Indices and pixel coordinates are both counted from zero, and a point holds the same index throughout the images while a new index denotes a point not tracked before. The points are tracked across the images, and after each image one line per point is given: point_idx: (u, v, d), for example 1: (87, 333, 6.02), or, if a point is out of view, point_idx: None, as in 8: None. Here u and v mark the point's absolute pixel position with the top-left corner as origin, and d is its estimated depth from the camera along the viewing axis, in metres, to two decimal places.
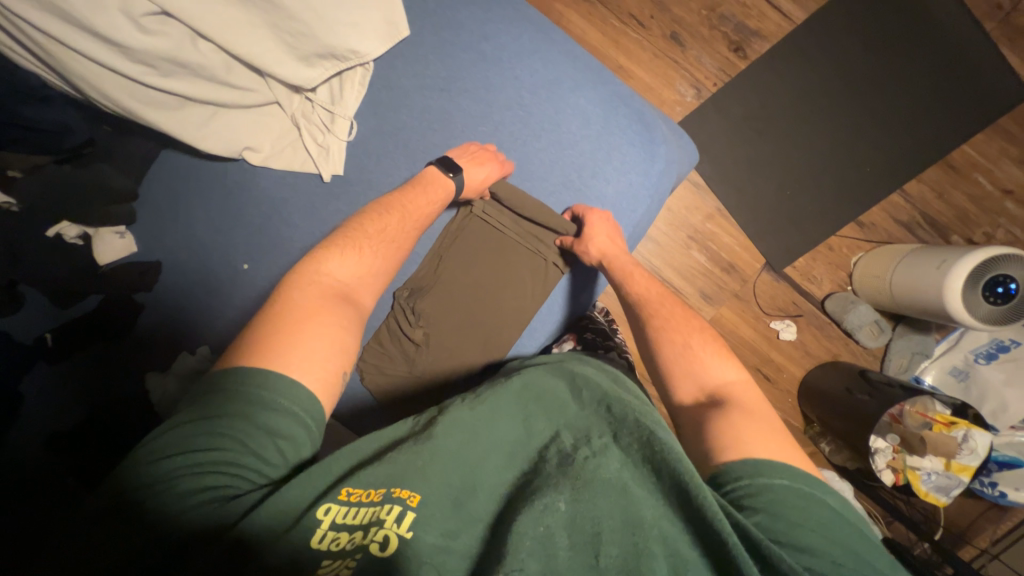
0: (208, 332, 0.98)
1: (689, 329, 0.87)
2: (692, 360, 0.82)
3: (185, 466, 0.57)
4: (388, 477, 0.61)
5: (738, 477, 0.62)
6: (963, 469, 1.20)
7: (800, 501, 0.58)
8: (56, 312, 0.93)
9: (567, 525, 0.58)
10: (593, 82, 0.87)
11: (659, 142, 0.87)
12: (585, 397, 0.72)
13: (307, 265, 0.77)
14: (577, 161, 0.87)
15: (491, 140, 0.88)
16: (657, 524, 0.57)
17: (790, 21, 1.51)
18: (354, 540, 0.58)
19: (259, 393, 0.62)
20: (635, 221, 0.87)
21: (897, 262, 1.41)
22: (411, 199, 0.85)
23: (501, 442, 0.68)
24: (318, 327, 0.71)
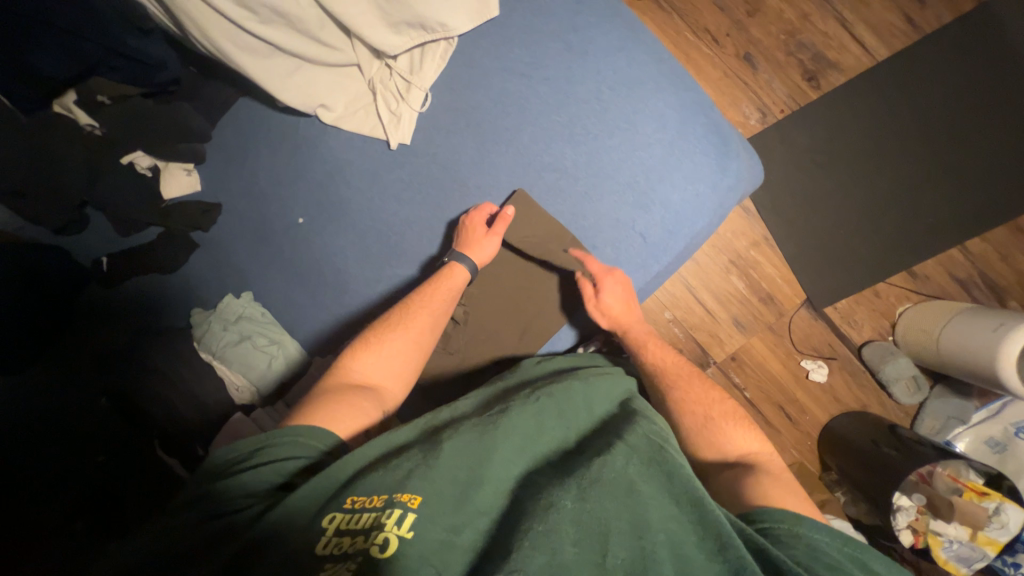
0: (255, 279, 1.01)
1: (707, 396, 0.84)
2: (710, 429, 0.80)
3: (217, 488, 0.60)
4: (389, 482, 0.58)
5: (781, 520, 0.60)
6: (989, 543, 1.15)
7: (838, 554, 0.56)
8: (118, 240, 1.02)
9: (573, 521, 0.55)
10: (676, 87, 0.86)
11: (732, 155, 0.85)
12: (591, 414, 0.75)
13: (340, 361, 0.81)
14: (647, 162, 0.85)
15: (562, 129, 0.87)
16: (662, 527, 0.55)
17: (871, 57, 1.50)
18: (355, 544, 0.54)
19: (280, 437, 0.64)
20: (696, 232, 0.86)
21: (948, 319, 1.36)
22: (425, 293, 0.86)
23: (513, 439, 0.66)
24: (340, 409, 0.71)
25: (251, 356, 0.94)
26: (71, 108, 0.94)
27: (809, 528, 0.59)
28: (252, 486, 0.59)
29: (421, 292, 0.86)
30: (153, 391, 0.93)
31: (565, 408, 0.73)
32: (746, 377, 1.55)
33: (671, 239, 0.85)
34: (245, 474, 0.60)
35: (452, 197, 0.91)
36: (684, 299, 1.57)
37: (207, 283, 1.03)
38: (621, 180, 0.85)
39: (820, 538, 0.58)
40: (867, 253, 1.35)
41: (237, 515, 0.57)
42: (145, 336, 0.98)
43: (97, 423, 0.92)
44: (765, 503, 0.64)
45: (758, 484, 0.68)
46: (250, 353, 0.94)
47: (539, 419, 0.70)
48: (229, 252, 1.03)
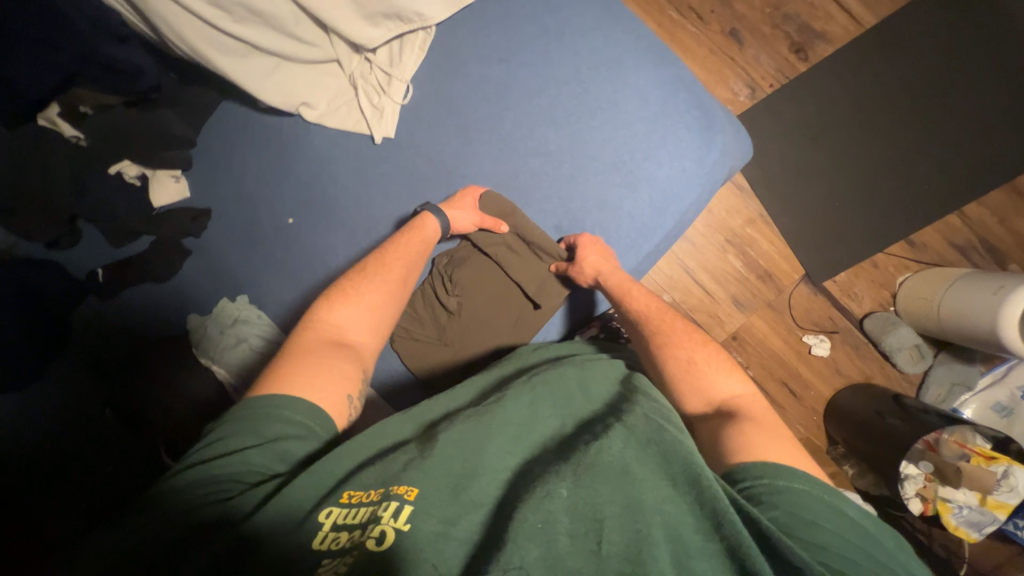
0: (248, 282, 1.01)
1: (691, 340, 0.82)
2: (700, 375, 0.78)
3: (208, 469, 0.60)
4: (385, 476, 0.59)
5: (762, 478, 0.59)
6: (999, 506, 1.15)
7: (818, 505, 0.56)
8: (111, 249, 1.03)
9: (568, 510, 0.55)
10: (657, 63, 0.85)
11: (716, 129, 0.84)
12: (589, 393, 0.75)
13: (315, 316, 0.79)
14: (632, 141, 0.84)
15: (545, 113, 0.86)
16: (659, 509, 0.55)
17: (858, 24, 1.48)
18: (352, 537, 0.55)
19: (266, 407, 0.65)
20: (685, 208, 0.85)
21: (948, 285, 1.35)
22: (402, 248, 0.86)
23: (509, 429, 0.66)
24: (328, 364, 0.72)
25: (246, 359, 0.94)
26: (54, 122, 0.95)
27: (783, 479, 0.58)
28: (246, 471, 0.60)
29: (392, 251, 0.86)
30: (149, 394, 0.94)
31: (562, 386, 0.74)
32: (748, 355, 1.54)
33: (661, 217, 0.84)
34: (235, 459, 0.60)
35: (438, 188, 0.91)
36: (681, 280, 1.56)
37: (199, 288, 1.02)
38: (606, 161, 0.84)
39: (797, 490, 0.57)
40: (864, 224, 1.34)
41: (233, 504, 0.57)
42: (139, 345, 0.99)
43: (104, 431, 0.95)
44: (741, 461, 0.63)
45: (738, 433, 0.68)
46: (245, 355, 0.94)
47: (535, 400, 0.70)
48: (223, 257, 1.03)
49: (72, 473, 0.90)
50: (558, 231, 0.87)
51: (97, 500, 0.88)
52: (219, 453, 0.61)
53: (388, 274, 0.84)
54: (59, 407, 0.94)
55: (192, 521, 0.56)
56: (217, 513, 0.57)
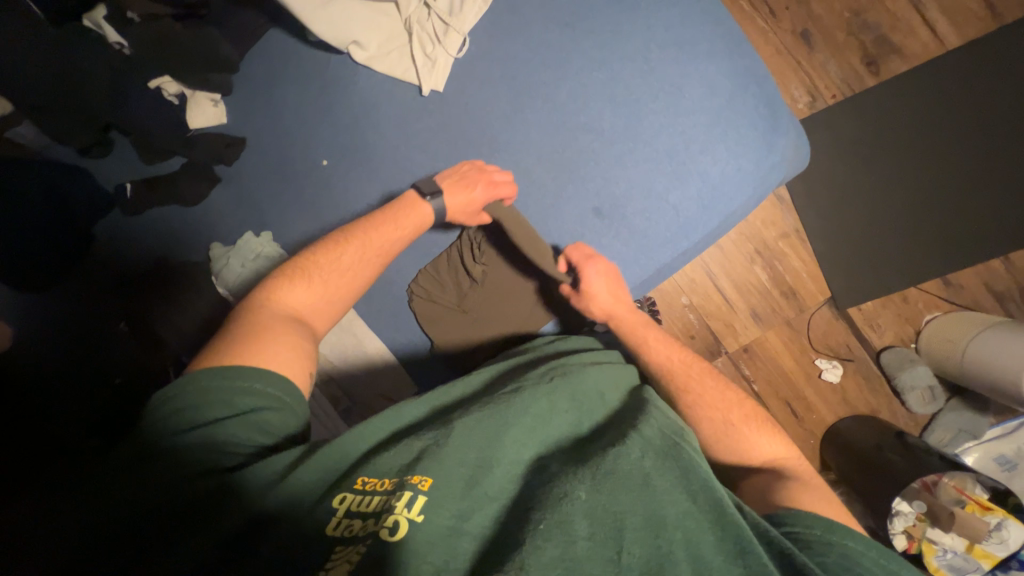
0: (273, 219, 1.00)
1: (724, 399, 0.79)
2: (733, 435, 0.76)
3: (185, 437, 0.60)
4: (400, 463, 0.59)
5: (822, 526, 0.58)
6: (985, 556, 1.16)
7: (874, 568, 0.55)
8: (141, 166, 1.02)
9: (587, 514, 0.54)
10: (730, 50, 0.81)
11: (780, 132, 0.80)
12: (603, 395, 0.74)
13: (267, 293, 0.77)
14: (689, 130, 0.80)
15: (604, 89, 0.82)
16: (680, 524, 0.55)
17: (940, 43, 1.40)
18: (366, 527, 0.53)
19: (225, 383, 0.64)
20: (733, 209, 0.81)
21: (977, 331, 1.31)
22: (379, 233, 0.83)
23: (525, 421, 0.65)
24: (289, 345, 0.72)
25: None
26: (99, 25, 0.91)
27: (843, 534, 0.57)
28: (226, 442, 0.60)
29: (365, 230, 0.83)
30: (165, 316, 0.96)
31: (574, 384, 0.72)
32: (756, 369, 1.52)
33: (705, 213, 0.81)
34: (207, 431, 0.60)
35: (480, 150, 0.88)
36: (702, 285, 1.53)
37: (224, 218, 1.01)
38: (659, 147, 0.80)
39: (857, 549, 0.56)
40: (903, 255, 1.30)
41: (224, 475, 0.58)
42: (154, 267, 1.00)
43: (116, 346, 0.97)
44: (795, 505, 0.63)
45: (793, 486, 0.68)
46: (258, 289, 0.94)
47: (551, 398, 0.69)
48: (251, 190, 1.01)
49: (87, 382, 0.94)
50: (594, 213, 0.83)
51: (110, 411, 0.92)
52: (189, 424, 0.61)
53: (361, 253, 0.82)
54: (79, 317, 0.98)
55: (184, 488, 0.56)
56: (204, 482, 0.56)
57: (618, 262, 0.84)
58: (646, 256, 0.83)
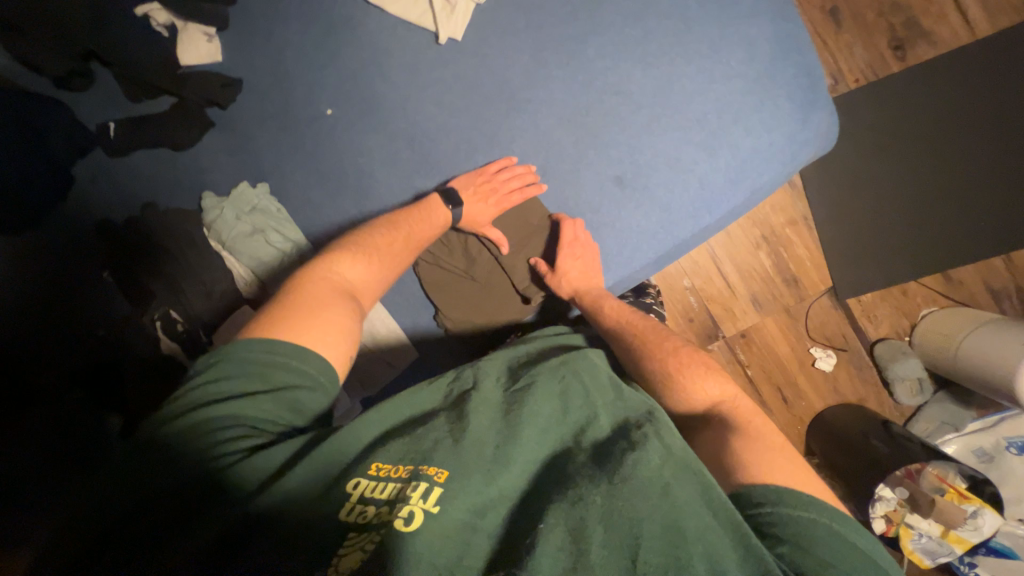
0: (270, 170, 0.94)
1: (669, 346, 0.75)
2: (684, 378, 0.72)
3: (194, 419, 0.57)
4: (416, 451, 0.58)
5: (777, 502, 0.55)
6: (958, 541, 1.19)
7: (838, 543, 0.52)
8: (125, 103, 0.94)
9: (602, 519, 0.52)
10: (773, 14, 0.76)
11: (817, 108, 0.77)
12: (623, 386, 0.70)
13: (309, 269, 0.72)
14: (723, 99, 0.76)
15: (636, 48, 0.77)
16: (700, 537, 0.51)
17: (970, 31, 1.36)
18: (381, 513, 0.53)
19: (255, 355, 0.60)
20: (762, 185, 0.78)
21: (973, 326, 1.32)
22: (424, 217, 0.80)
23: (539, 418, 0.63)
24: (330, 315, 0.66)
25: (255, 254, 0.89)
26: None
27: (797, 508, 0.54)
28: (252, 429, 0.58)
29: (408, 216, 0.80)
30: (148, 270, 0.90)
31: (590, 378, 0.68)
32: (751, 355, 1.53)
33: (732, 188, 0.77)
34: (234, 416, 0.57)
35: (498, 107, 0.82)
36: (706, 267, 1.52)
37: (216, 165, 0.95)
38: (688, 116, 0.76)
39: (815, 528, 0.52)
40: (909, 247, 1.30)
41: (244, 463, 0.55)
42: (137, 215, 0.93)
43: (93, 294, 0.91)
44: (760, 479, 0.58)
45: (752, 442, 0.63)
46: (251, 245, 0.89)
47: (566, 393, 0.66)
48: (247, 137, 0.94)
49: (64, 329, 0.89)
50: (615, 182, 0.79)
51: (98, 367, 0.88)
52: (199, 405, 0.58)
53: (403, 240, 0.79)
54: (54, 259, 0.91)
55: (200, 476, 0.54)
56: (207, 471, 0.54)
57: (636, 235, 0.81)
58: (667, 230, 0.79)
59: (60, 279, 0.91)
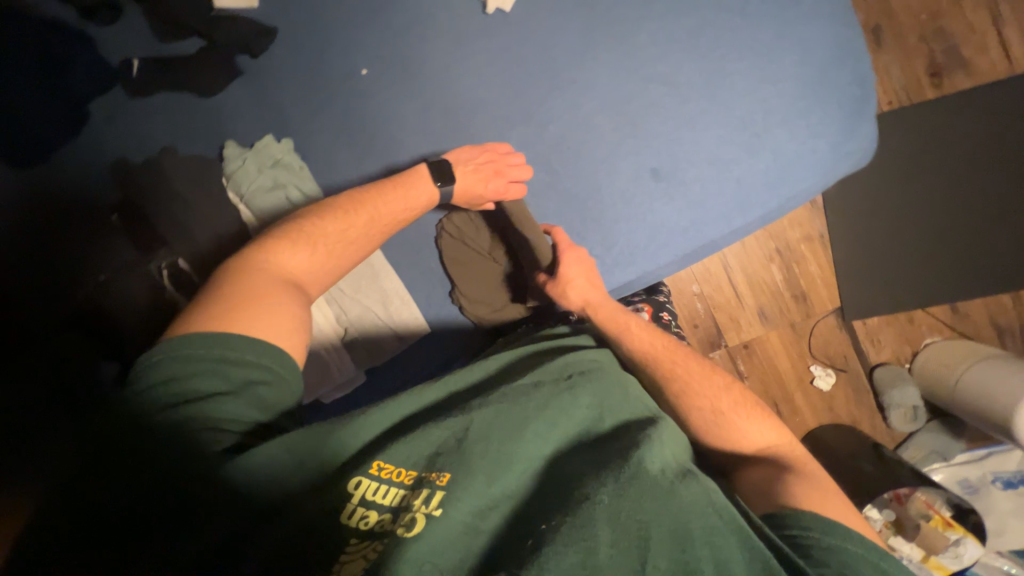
0: (296, 126, 0.91)
1: (710, 386, 0.72)
2: (727, 424, 0.70)
3: (153, 420, 0.54)
4: (421, 456, 0.57)
5: (822, 525, 0.56)
6: (937, 567, 1.21)
7: (865, 566, 0.53)
8: (152, 41, 0.91)
9: (610, 518, 0.52)
10: (831, 20, 0.74)
11: (867, 121, 0.75)
12: (625, 384, 0.69)
13: (258, 254, 0.69)
14: (771, 100, 0.74)
15: (689, 39, 0.76)
16: (705, 539, 0.52)
17: (1009, 65, 1.35)
18: (383, 523, 0.52)
19: (204, 352, 0.58)
20: (801, 192, 0.76)
21: (975, 360, 1.34)
22: (389, 201, 0.76)
23: (546, 415, 0.62)
24: (276, 306, 0.65)
25: (269, 208, 0.87)
26: None
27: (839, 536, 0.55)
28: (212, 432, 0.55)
29: (369, 197, 0.76)
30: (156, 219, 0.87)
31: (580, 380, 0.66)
32: (751, 366, 1.52)
33: (770, 194, 0.76)
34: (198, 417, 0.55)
35: (540, 85, 0.80)
36: (716, 275, 1.51)
37: (241, 115, 0.92)
38: (735, 114, 0.75)
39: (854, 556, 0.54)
40: None
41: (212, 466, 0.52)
42: (152, 159, 0.89)
43: (95, 236, 0.88)
44: (801, 504, 0.60)
45: (801, 480, 0.64)
46: (266, 199, 0.87)
47: (570, 393, 0.65)
48: (275, 89, 0.91)
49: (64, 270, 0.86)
50: (653, 174, 0.78)
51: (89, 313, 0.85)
52: (158, 402, 0.56)
53: (364, 223, 0.75)
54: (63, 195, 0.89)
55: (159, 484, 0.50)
56: (180, 470, 0.52)
57: (666, 231, 0.79)
58: (698, 229, 0.78)
59: (63, 214, 0.88)
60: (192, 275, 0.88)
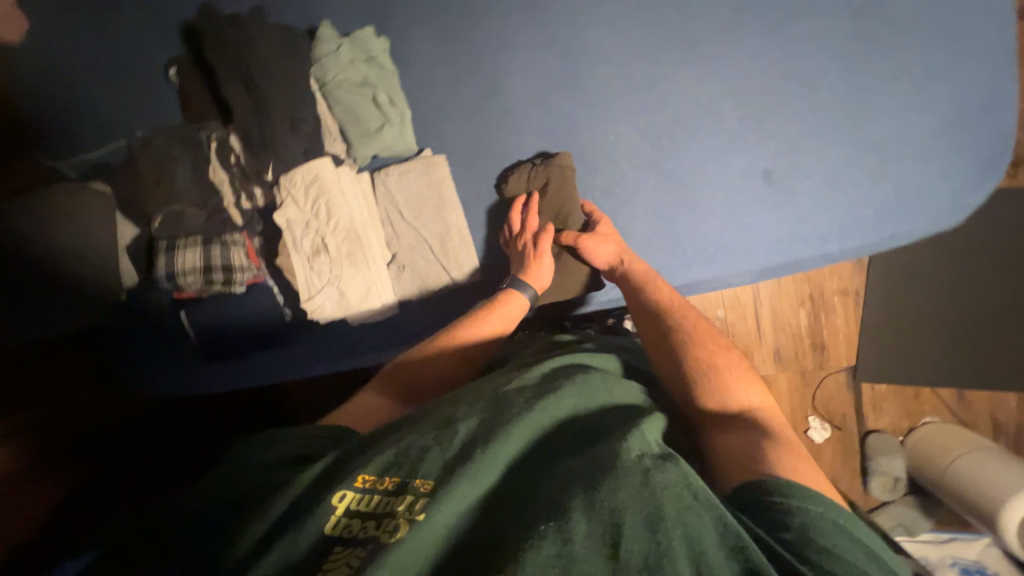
0: (399, 24, 0.84)
1: (694, 337, 0.66)
2: (716, 380, 0.61)
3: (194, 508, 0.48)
4: (394, 458, 0.47)
5: (780, 491, 0.45)
6: None
7: (834, 533, 0.42)
8: None
9: (583, 509, 0.41)
10: (988, 67, 0.72)
11: (1000, 178, 0.73)
12: (610, 383, 0.58)
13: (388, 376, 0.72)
14: (905, 133, 0.73)
15: (840, 47, 0.73)
16: (681, 520, 0.40)
17: None
18: (366, 530, 0.43)
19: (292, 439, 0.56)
20: (914, 228, 0.74)
21: (972, 447, 1.36)
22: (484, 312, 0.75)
23: (529, 419, 0.51)
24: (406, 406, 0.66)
25: (351, 109, 0.81)
26: None
27: (800, 499, 0.44)
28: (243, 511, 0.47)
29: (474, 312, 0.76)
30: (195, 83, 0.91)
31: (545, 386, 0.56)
32: None
33: (876, 225, 0.74)
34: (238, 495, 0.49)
35: (674, 53, 0.77)
36: (744, 304, 1.46)
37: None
38: (863, 136, 0.73)
39: (827, 525, 0.42)
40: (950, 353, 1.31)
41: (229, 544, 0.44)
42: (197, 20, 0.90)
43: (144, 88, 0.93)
44: (772, 470, 0.48)
45: (779, 446, 0.52)
46: (350, 97, 0.81)
47: (552, 394, 0.54)
48: None
49: (108, 111, 0.92)
50: (762, 176, 0.75)
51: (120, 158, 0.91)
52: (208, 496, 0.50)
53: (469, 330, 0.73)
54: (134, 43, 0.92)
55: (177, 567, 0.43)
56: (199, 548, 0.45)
57: (759, 236, 0.77)
58: (792, 242, 0.76)
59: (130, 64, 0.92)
60: (237, 154, 0.89)
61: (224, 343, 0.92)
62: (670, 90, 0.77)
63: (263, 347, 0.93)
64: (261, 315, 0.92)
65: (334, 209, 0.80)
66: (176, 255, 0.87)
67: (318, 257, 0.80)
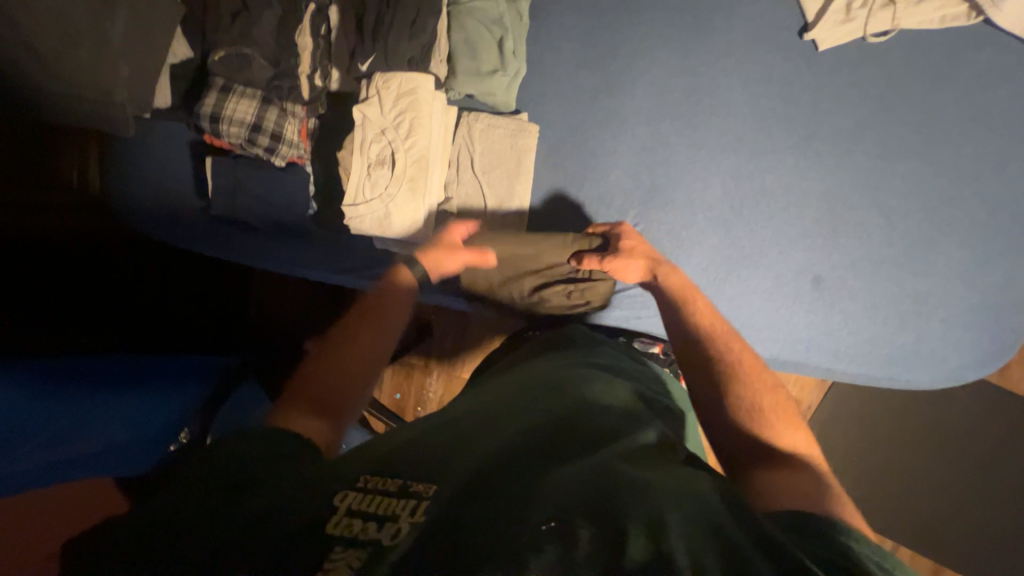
0: None
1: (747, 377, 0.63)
2: (759, 430, 0.58)
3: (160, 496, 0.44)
4: (394, 460, 0.45)
5: (822, 525, 0.42)
6: None
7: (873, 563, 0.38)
8: None
9: (587, 517, 0.37)
10: None
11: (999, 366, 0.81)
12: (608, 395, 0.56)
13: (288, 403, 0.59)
14: (946, 296, 0.79)
15: (929, 197, 0.78)
16: (679, 531, 0.36)
17: None
18: (368, 530, 0.38)
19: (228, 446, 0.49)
20: (917, 377, 0.81)
21: None
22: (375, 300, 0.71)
23: (526, 427, 0.49)
24: (351, 398, 0.61)
25: (472, 38, 0.76)
26: None
27: (843, 533, 0.41)
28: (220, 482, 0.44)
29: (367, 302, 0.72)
30: None
31: (540, 399, 0.54)
32: None
33: (883, 362, 0.81)
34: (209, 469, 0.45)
35: (789, 135, 0.79)
36: None
37: None
38: (911, 283, 0.79)
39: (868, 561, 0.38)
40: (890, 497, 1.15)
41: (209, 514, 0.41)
42: None
43: None
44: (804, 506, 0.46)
45: (826, 493, 0.49)
46: (478, 27, 0.76)
47: (552, 405, 0.52)
48: None
49: None
50: (812, 280, 0.80)
51: None
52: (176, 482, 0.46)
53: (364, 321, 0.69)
54: None
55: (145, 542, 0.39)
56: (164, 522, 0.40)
57: (783, 330, 0.81)
58: (808, 346, 0.81)
59: None
60: (331, 27, 0.83)
61: (236, 208, 0.87)
62: (771, 166, 0.79)
63: (277, 230, 0.90)
64: (286, 198, 0.87)
65: (415, 129, 0.77)
66: (229, 100, 0.81)
67: (378, 167, 0.79)
